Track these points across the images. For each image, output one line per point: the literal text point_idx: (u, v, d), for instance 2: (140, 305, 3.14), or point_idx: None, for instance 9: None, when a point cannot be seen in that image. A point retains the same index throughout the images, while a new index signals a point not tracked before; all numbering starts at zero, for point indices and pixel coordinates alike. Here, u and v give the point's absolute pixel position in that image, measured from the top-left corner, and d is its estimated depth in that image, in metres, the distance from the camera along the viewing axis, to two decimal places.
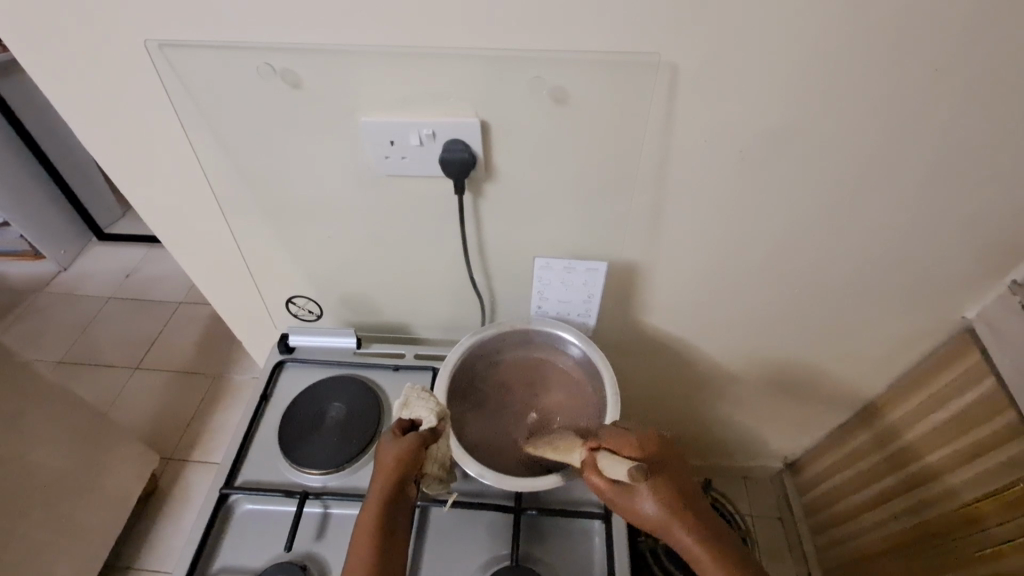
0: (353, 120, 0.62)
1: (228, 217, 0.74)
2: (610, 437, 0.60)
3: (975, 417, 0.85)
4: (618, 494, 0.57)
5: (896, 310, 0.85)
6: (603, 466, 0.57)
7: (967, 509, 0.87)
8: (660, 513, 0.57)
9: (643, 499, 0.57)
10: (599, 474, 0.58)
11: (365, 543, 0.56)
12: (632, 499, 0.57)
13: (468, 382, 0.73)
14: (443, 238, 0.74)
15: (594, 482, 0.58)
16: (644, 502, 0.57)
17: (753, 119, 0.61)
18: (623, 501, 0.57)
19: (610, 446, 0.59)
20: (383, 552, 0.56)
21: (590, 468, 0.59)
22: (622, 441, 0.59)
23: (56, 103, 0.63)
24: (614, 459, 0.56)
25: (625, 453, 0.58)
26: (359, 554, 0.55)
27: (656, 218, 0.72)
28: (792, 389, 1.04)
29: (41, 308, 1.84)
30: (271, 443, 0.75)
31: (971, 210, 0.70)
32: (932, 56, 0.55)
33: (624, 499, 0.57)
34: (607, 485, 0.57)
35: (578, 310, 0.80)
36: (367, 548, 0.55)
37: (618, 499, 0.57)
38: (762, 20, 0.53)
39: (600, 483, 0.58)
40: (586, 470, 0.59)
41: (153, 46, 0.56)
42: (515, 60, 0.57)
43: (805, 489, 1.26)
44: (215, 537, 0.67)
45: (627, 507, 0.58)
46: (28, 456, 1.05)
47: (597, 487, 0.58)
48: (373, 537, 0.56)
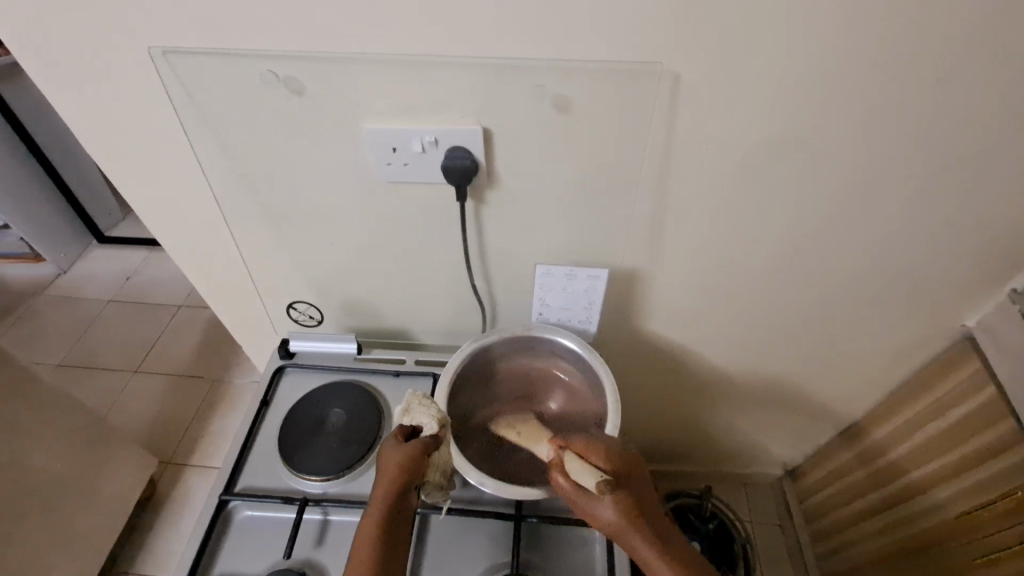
0: (356, 127, 0.62)
1: (230, 221, 0.74)
2: (579, 440, 0.60)
3: (974, 425, 0.85)
4: (580, 501, 0.56)
5: (898, 319, 0.85)
6: (568, 469, 0.58)
7: (967, 517, 0.87)
8: (620, 523, 0.55)
9: (602, 510, 0.55)
10: (564, 475, 0.58)
11: (365, 552, 0.55)
12: (593, 503, 0.55)
13: (467, 404, 0.73)
14: (445, 245, 0.74)
15: (558, 484, 0.58)
16: (604, 512, 0.55)
17: (754, 129, 0.61)
18: (584, 505, 0.56)
19: (578, 449, 0.59)
20: (387, 557, 0.55)
21: (556, 468, 0.58)
22: (590, 447, 0.59)
23: (59, 109, 0.63)
24: (580, 465, 0.57)
25: (591, 459, 0.58)
26: (360, 559, 0.55)
27: (658, 225, 0.72)
28: (792, 396, 1.04)
29: (40, 311, 1.84)
30: (271, 450, 0.74)
31: (971, 219, 0.70)
32: (936, 65, 0.55)
33: (586, 508, 0.56)
34: (571, 486, 0.57)
35: (579, 318, 0.80)
36: (368, 557, 0.55)
37: (580, 507, 0.56)
38: (763, 33, 0.53)
39: (564, 485, 0.57)
40: (551, 472, 0.59)
41: (158, 54, 0.57)
42: (519, 69, 0.57)
43: (805, 497, 1.26)
44: (214, 544, 0.67)
45: (587, 513, 0.56)
46: (26, 461, 1.04)
47: (562, 489, 0.58)
48: (375, 546, 0.55)
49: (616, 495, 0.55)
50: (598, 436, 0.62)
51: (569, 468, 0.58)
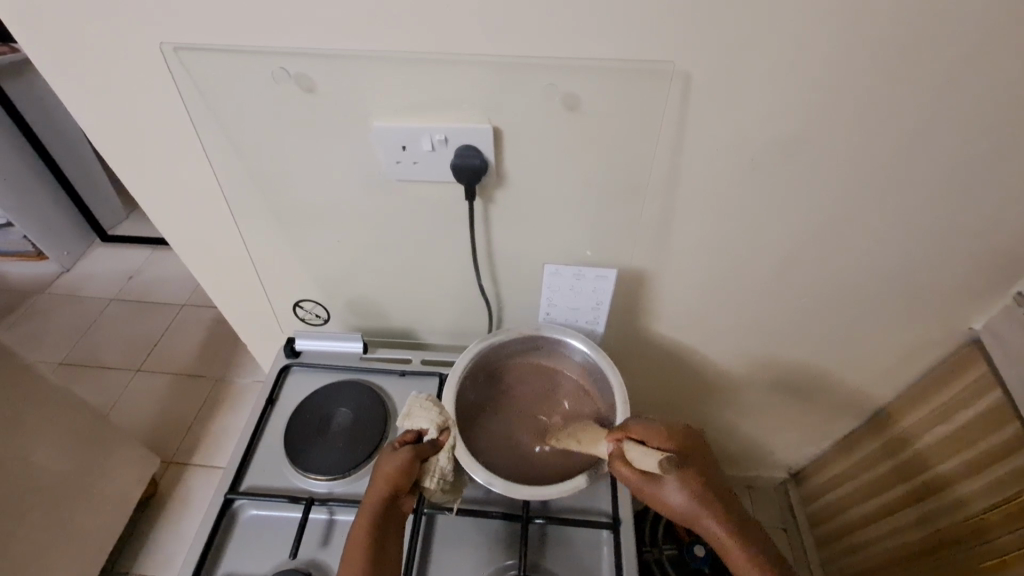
0: (366, 125, 0.62)
1: (238, 220, 0.74)
2: (636, 426, 0.59)
3: (981, 428, 0.85)
4: (645, 487, 0.57)
5: (904, 322, 0.85)
6: (630, 455, 0.58)
7: (973, 521, 0.87)
8: (687, 505, 0.56)
9: (666, 492, 0.57)
10: (628, 465, 0.58)
11: (354, 561, 0.54)
12: (658, 487, 0.57)
13: (475, 389, 0.72)
14: (451, 244, 0.74)
15: (621, 474, 0.58)
16: (668, 494, 0.57)
17: (764, 129, 0.61)
18: (649, 490, 0.57)
19: (638, 436, 0.59)
20: (375, 562, 0.55)
21: (618, 459, 0.59)
22: (649, 431, 0.59)
23: (69, 106, 0.63)
24: (642, 452, 0.57)
25: (652, 444, 0.58)
26: (349, 566, 0.54)
27: (666, 226, 0.72)
28: (798, 398, 1.04)
29: (43, 309, 1.83)
30: (276, 449, 0.74)
31: (980, 219, 0.69)
32: (948, 66, 0.55)
33: (650, 491, 0.57)
34: (634, 474, 0.58)
35: (586, 318, 0.79)
36: (357, 565, 0.54)
37: (642, 489, 0.58)
38: (775, 34, 0.53)
39: (627, 473, 0.58)
40: (612, 459, 0.59)
41: (169, 50, 0.57)
42: (531, 67, 0.57)
43: (810, 500, 1.25)
44: (219, 543, 0.66)
45: (653, 496, 0.57)
46: (28, 459, 1.04)
47: (626, 477, 0.58)
48: (363, 555, 0.55)
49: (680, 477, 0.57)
50: (656, 417, 0.61)
51: (631, 455, 0.58)
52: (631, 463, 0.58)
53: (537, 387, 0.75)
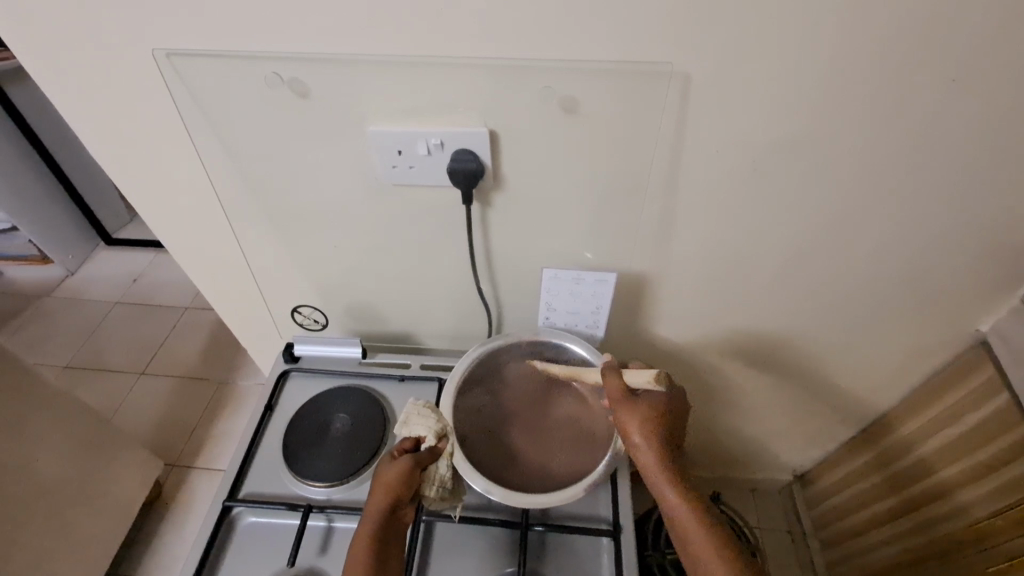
0: (361, 129, 0.61)
1: (234, 224, 0.74)
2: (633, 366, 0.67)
3: (989, 432, 0.83)
4: (624, 403, 0.62)
5: (910, 323, 0.83)
6: (624, 373, 0.64)
7: (981, 525, 0.85)
8: (643, 438, 0.59)
9: (633, 421, 0.60)
10: (620, 380, 0.64)
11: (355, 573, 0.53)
12: (635, 407, 0.61)
13: (465, 410, 0.70)
14: (450, 248, 0.74)
15: (611, 386, 0.63)
16: (633, 425, 0.60)
17: (765, 130, 0.60)
18: (626, 406, 0.62)
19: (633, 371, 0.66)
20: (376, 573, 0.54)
21: (613, 373, 0.64)
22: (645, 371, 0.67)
23: (63, 111, 0.63)
24: (638, 373, 0.63)
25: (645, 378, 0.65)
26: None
27: (666, 229, 0.71)
28: (802, 401, 1.02)
29: (47, 313, 1.84)
30: (274, 456, 0.74)
31: (987, 219, 0.68)
32: (952, 65, 0.54)
33: (622, 414, 0.61)
34: (623, 387, 0.63)
35: (586, 322, 0.79)
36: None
37: (619, 410, 0.62)
38: (776, 33, 0.52)
39: (616, 387, 0.63)
40: (605, 372, 0.65)
41: (162, 56, 0.56)
42: (527, 69, 0.56)
43: (815, 503, 1.24)
44: (217, 550, 0.66)
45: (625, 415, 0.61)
46: (31, 463, 1.04)
47: (613, 390, 0.63)
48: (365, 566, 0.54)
49: (646, 414, 0.61)
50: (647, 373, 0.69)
51: (625, 374, 0.64)
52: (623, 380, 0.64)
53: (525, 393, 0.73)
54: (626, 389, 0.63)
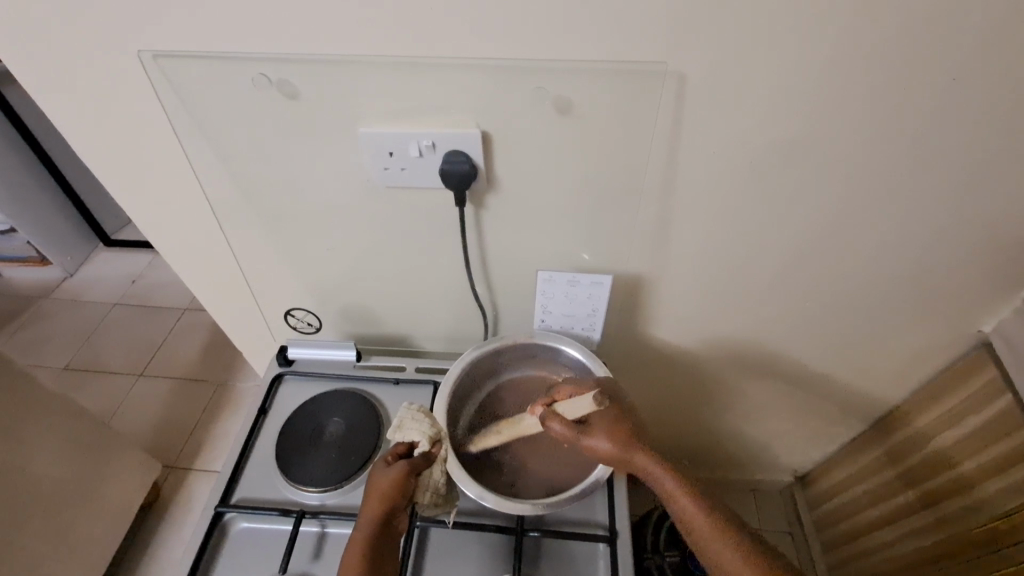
0: (352, 131, 0.60)
1: (225, 227, 0.73)
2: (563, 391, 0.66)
3: (992, 435, 0.82)
4: (575, 434, 0.61)
5: (911, 324, 0.82)
6: (562, 409, 0.62)
7: (983, 529, 0.84)
8: (618, 450, 0.59)
9: (599, 440, 0.60)
10: (559, 420, 0.62)
11: None
12: (585, 435, 0.60)
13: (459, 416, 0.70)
14: (444, 250, 0.73)
15: (554, 429, 0.62)
16: (600, 443, 0.60)
17: (761, 130, 0.59)
18: (578, 437, 0.61)
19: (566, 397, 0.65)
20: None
21: (549, 416, 0.63)
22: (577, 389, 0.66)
23: (51, 115, 0.62)
24: (575, 401, 0.61)
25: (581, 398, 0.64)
26: None
27: (663, 230, 0.70)
28: (803, 402, 1.01)
29: (46, 315, 1.84)
30: (268, 460, 0.73)
31: (989, 220, 0.67)
32: (954, 63, 0.53)
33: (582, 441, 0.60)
34: (566, 424, 0.61)
35: (582, 325, 0.78)
36: None
37: (577, 440, 0.61)
38: (772, 32, 0.51)
39: (558, 426, 0.62)
40: (543, 417, 0.63)
41: (147, 57, 0.55)
42: (518, 70, 0.55)
43: (816, 504, 1.23)
44: (209, 557, 0.65)
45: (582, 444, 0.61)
46: (28, 467, 1.04)
47: (558, 431, 0.61)
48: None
49: (607, 427, 0.61)
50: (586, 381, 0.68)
51: (563, 410, 0.62)
52: (564, 417, 0.62)
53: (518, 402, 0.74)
54: (573, 421, 0.62)
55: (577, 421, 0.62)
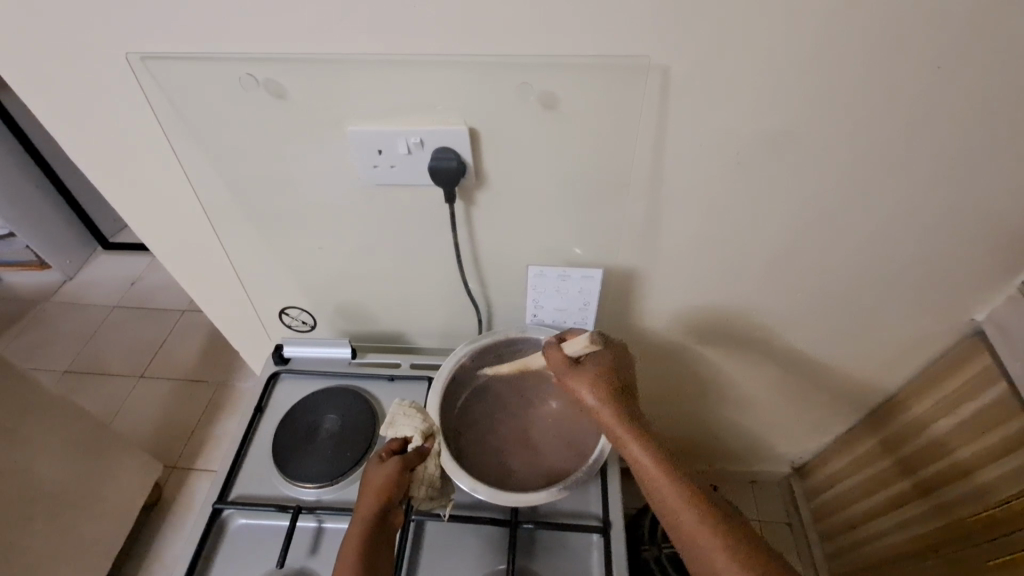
0: (340, 130, 0.61)
1: (218, 227, 0.73)
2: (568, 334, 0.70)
3: (986, 422, 0.83)
4: (568, 370, 0.63)
5: (903, 314, 0.83)
6: (562, 346, 0.66)
7: (977, 517, 0.85)
8: (600, 403, 0.60)
9: (584, 390, 0.61)
10: (559, 352, 0.65)
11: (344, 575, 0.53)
12: (576, 374, 0.63)
13: (451, 408, 0.70)
14: (436, 246, 0.73)
15: (552, 361, 0.65)
16: (586, 392, 0.61)
17: (747, 123, 0.59)
18: (569, 374, 0.63)
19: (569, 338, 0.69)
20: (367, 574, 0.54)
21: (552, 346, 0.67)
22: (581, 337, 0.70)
23: (42, 118, 0.63)
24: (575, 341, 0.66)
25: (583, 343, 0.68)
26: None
27: (653, 223, 0.70)
28: (797, 393, 1.02)
29: (47, 318, 1.85)
30: (265, 458, 0.74)
31: (979, 206, 0.67)
32: (938, 51, 0.53)
33: (571, 385, 0.62)
34: (564, 357, 0.65)
35: (574, 319, 0.78)
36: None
37: (568, 382, 0.63)
38: (755, 23, 0.52)
39: (557, 359, 0.65)
40: (547, 347, 0.67)
41: (135, 59, 0.56)
42: (502, 66, 0.55)
43: (814, 495, 1.24)
44: (207, 554, 0.66)
45: (571, 383, 0.62)
46: (31, 468, 1.04)
47: (554, 362, 0.65)
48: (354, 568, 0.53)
49: (594, 380, 0.62)
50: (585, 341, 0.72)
51: (565, 346, 0.66)
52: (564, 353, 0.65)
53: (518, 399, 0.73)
54: (568, 359, 0.64)
55: (572, 362, 0.64)
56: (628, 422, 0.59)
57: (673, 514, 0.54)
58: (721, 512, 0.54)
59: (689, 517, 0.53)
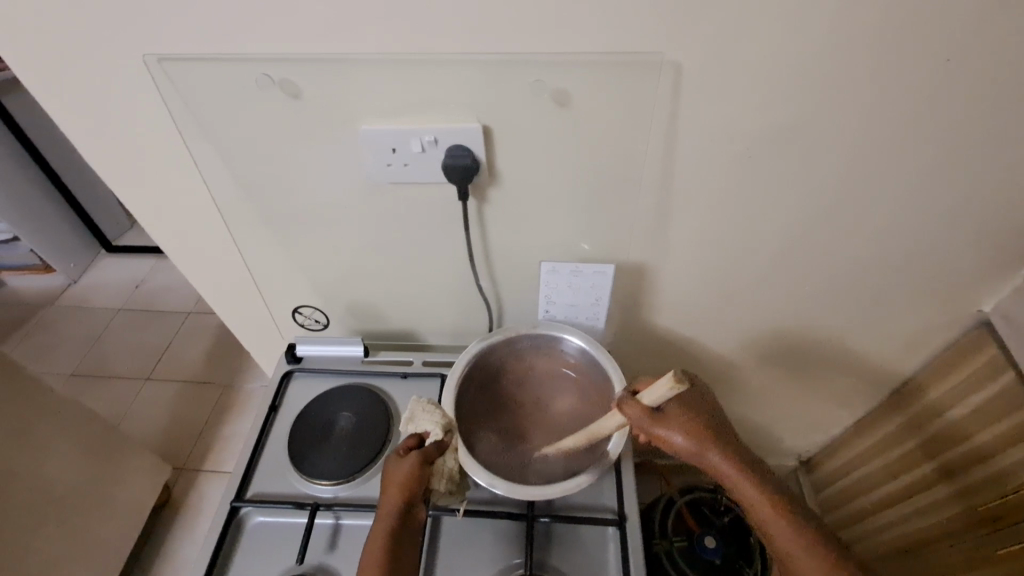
0: (354, 129, 0.61)
1: (231, 227, 0.74)
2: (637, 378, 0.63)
3: (997, 411, 0.82)
4: (651, 424, 0.58)
5: (911, 306, 0.83)
6: (639, 396, 0.59)
7: (987, 507, 0.85)
8: (695, 446, 0.57)
9: (675, 433, 0.57)
10: (638, 405, 0.59)
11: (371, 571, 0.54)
12: (663, 427, 0.58)
13: (465, 403, 0.71)
14: (448, 244, 0.74)
15: (629, 416, 0.59)
16: (676, 436, 0.57)
17: (757, 117, 0.60)
18: (655, 428, 0.58)
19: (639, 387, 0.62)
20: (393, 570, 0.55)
21: (628, 401, 0.59)
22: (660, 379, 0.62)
23: (58, 120, 0.63)
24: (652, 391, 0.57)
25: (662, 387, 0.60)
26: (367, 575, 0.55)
27: (663, 219, 0.71)
28: (805, 386, 1.03)
29: (52, 322, 1.85)
30: (281, 456, 0.74)
31: (987, 198, 0.68)
32: (948, 44, 0.54)
33: (658, 432, 0.58)
34: (643, 413, 0.58)
35: (586, 315, 0.79)
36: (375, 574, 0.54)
37: (651, 430, 0.58)
38: (766, 18, 0.52)
39: (634, 412, 0.59)
40: (621, 403, 0.60)
41: (152, 61, 0.56)
42: (515, 63, 0.56)
43: (820, 488, 1.25)
44: (226, 551, 0.67)
45: (659, 435, 0.58)
46: (43, 471, 1.05)
47: (635, 418, 0.59)
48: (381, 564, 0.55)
49: (686, 421, 0.58)
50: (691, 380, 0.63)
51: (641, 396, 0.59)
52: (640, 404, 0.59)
53: (523, 388, 0.75)
54: (649, 408, 0.59)
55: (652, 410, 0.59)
56: (734, 460, 0.56)
57: (791, 561, 0.53)
58: (847, 556, 0.52)
59: (813, 563, 0.52)
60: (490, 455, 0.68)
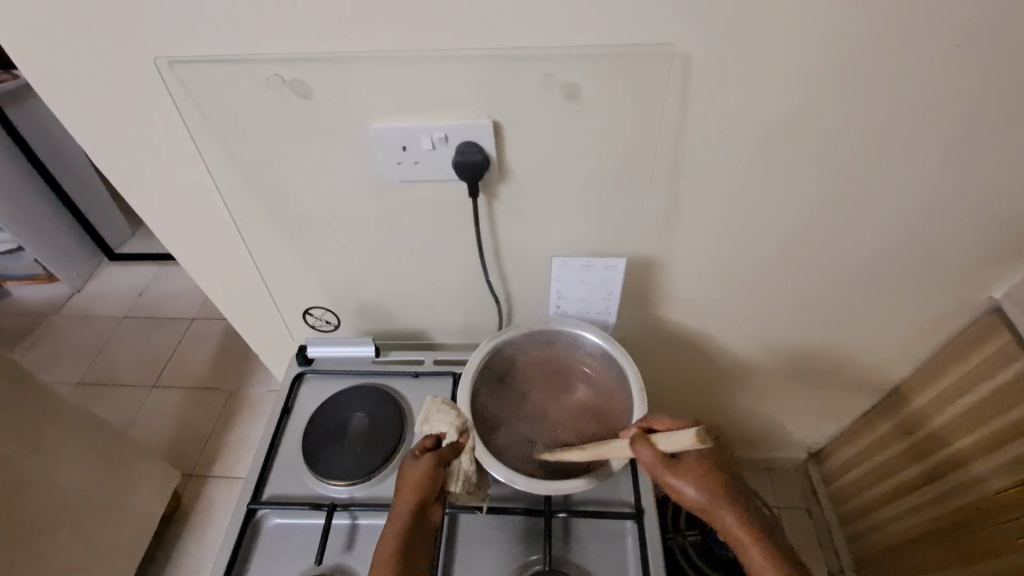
0: (364, 128, 0.61)
1: (242, 230, 0.74)
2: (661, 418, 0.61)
3: (1010, 397, 0.82)
4: (665, 470, 0.58)
5: (921, 294, 0.83)
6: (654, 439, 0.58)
7: (1002, 494, 0.85)
8: (705, 497, 0.57)
9: (686, 483, 0.58)
10: (650, 447, 0.58)
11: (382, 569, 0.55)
12: (676, 475, 0.58)
13: (481, 400, 0.70)
14: (458, 242, 0.74)
15: (643, 457, 0.59)
16: (687, 484, 0.58)
17: (767, 107, 0.60)
18: (667, 474, 0.58)
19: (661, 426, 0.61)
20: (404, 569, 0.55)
21: (641, 441, 0.59)
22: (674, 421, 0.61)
23: (69, 126, 0.63)
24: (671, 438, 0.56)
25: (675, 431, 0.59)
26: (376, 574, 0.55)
27: (674, 212, 0.71)
28: (814, 378, 1.03)
29: (57, 331, 1.85)
30: (295, 457, 0.74)
31: (997, 184, 0.67)
32: (956, 28, 0.53)
33: (669, 480, 0.58)
34: (656, 458, 0.58)
35: (598, 309, 0.80)
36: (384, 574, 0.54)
37: (663, 477, 0.58)
38: (774, 8, 0.52)
39: (648, 456, 0.58)
40: (632, 443, 0.59)
41: (163, 64, 0.56)
42: (525, 58, 0.56)
43: (831, 479, 1.25)
44: (243, 553, 0.67)
45: (669, 482, 0.58)
46: (54, 478, 1.05)
47: (647, 460, 0.58)
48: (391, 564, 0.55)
49: (696, 472, 0.58)
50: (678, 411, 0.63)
51: (655, 438, 0.58)
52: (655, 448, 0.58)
53: (535, 381, 0.75)
54: (662, 454, 0.58)
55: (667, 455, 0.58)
56: (735, 510, 0.58)
57: None
58: None
59: None
60: (510, 447, 0.68)
